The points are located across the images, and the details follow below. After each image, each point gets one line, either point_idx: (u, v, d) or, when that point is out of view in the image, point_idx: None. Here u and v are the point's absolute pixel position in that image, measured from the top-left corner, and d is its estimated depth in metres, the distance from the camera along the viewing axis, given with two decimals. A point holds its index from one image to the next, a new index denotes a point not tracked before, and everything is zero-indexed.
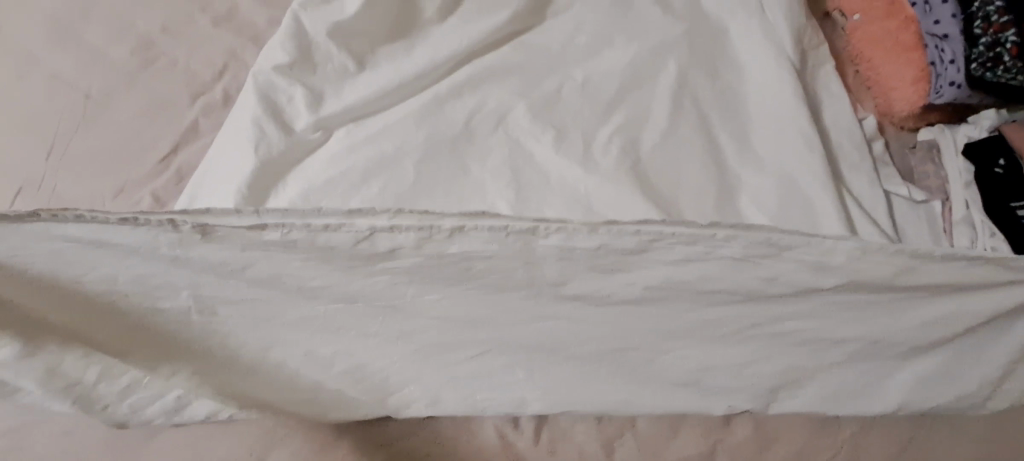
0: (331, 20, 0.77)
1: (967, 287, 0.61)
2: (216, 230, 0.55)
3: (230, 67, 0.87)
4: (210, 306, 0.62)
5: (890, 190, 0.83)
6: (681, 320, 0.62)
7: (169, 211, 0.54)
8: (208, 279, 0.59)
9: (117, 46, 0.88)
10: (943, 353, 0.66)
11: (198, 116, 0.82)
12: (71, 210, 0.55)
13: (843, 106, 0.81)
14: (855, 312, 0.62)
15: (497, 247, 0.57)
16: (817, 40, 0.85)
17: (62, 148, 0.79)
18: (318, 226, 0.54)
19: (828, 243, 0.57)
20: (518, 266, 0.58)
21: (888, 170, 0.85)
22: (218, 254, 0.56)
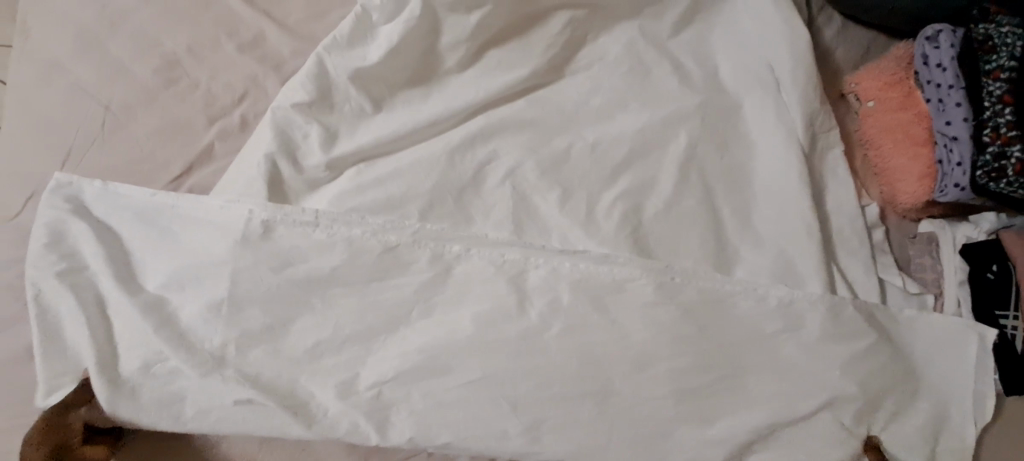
0: (353, 67, 0.74)
1: (908, 345, 0.72)
2: (276, 229, 0.68)
3: (250, 93, 0.81)
4: (234, 304, 0.67)
5: (885, 279, 0.83)
6: (655, 360, 0.67)
7: (245, 203, 0.68)
8: (244, 272, 0.67)
9: (117, 38, 0.82)
10: (917, 416, 0.70)
11: (214, 139, 0.79)
12: (178, 200, 0.70)
13: (848, 194, 0.80)
14: (818, 361, 0.68)
15: (496, 268, 0.69)
16: (829, 124, 0.81)
17: (78, 158, 0.77)
18: (355, 233, 0.68)
19: (768, 289, 0.69)
20: (509, 289, 0.68)
21: (886, 258, 0.84)
22: (268, 250, 0.68)
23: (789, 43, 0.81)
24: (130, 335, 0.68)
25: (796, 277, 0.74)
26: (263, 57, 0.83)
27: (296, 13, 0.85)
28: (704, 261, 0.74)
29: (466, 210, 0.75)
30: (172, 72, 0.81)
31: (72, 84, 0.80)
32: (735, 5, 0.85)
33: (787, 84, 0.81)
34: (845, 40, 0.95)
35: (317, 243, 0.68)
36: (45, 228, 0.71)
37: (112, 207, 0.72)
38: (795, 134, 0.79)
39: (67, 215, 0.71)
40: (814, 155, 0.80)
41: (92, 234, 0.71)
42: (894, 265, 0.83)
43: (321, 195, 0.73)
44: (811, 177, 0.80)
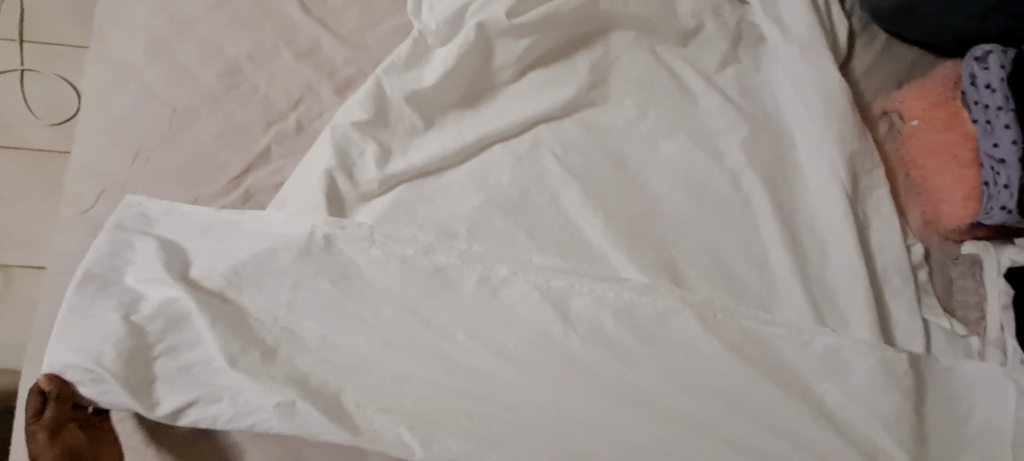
0: (411, 89, 0.80)
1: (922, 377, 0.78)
2: (339, 244, 0.76)
3: (305, 99, 0.86)
4: (297, 312, 0.74)
5: (931, 319, 0.83)
6: (678, 380, 0.75)
7: (313, 219, 0.76)
8: (310, 281, 0.75)
9: (185, 44, 0.87)
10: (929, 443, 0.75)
11: (272, 142, 0.83)
12: (243, 213, 0.77)
13: (891, 233, 0.83)
14: (828, 384, 0.76)
15: (539, 293, 0.78)
16: (870, 164, 0.84)
17: (146, 157, 0.82)
18: (409, 253, 0.77)
19: (787, 324, 0.77)
20: (550, 310, 0.77)
21: (930, 298, 0.84)
22: (333, 263, 0.76)
23: (822, 76, 0.85)
24: (175, 334, 0.73)
25: (817, 296, 0.80)
26: (318, 65, 0.87)
27: (349, 22, 0.90)
28: (728, 294, 0.80)
29: (507, 231, 0.81)
30: (234, 77, 0.86)
31: (142, 87, 0.85)
32: (772, 33, 0.89)
33: (823, 109, 0.84)
34: (889, 57, 0.95)
35: (382, 260, 0.76)
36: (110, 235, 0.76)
37: (173, 216, 0.78)
38: (829, 159, 0.83)
39: (131, 224, 0.77)
40: (854, 182, 0.83)
41: (155, 239, 0.76)
42: (938, 305, 0.84)
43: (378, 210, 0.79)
44: (856, 217, 0.83)
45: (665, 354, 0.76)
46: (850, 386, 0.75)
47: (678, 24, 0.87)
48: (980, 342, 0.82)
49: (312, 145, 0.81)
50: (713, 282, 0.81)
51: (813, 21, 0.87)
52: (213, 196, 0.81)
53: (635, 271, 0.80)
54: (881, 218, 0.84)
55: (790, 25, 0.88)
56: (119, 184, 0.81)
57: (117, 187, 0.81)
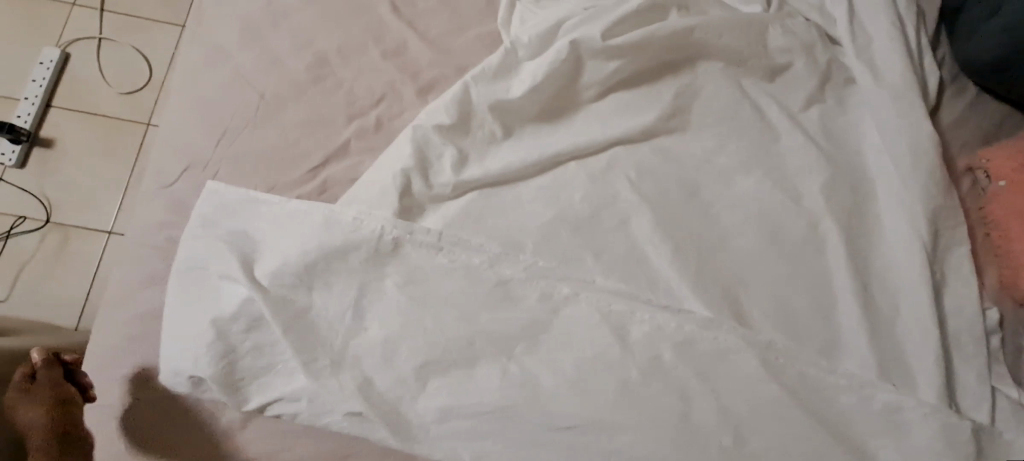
0: (496, 98, 0.82)
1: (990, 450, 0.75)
2: (405, 247, 0.76)
3: (387, 97, 0.87)
4: (363, 310, 0.75)
5: (1001, 389, 0.80)
6: (736, 422, 0.74)
7: (384, 218, 0.76)
8: (374, 283, 0.76)
9: (277, 33, 0.89)
10: None
11: (351, 137, 0.84)
12: (316, 209, 0.77)
13: (968, 296, 0.81)
14: (890, 444, 0.73)
15: (601, 317, 0.77)
16: (950, 222, 0.82)
17: (231, 139, 0.84)
18: (475, 261, 0.77)
19: (854, 377, 0.75)
20: (612, 336, 0.76)
21: (1001, 367, 0.82)
22: (400, 266, 0.76)
23: (911, 128, 0.83)
24: (257, 333, 0.74)
25: (891, 353, 0.77)
26: (403, 66, 0.88)
27: (437, 28, 0.91)
28: (792, 339, 0.78)
29: (573, 251, 0.81)
30: (323, 69, 0.87)
31: (234, 72, 0.87)
32: (862, 80, 0.87)
33: (910, 162, 0.82)
34: (980, 112, 0.92)
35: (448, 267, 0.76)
36: (200, 220, 0.79)
37: (240, 216, 0.79)
38: (912, 213, 0.81)
39: (200, 226, 0.78)
40: (935, 240, 0.81)
41: (225, 239, 0.77)
42: (1010, 376, 0.81)
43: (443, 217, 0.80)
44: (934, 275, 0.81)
45: (725, 392, 0.75)
46: (917, 450, 0.72)
47: (766, 64, 0.87)
48: None
49: (391, 143, 0.83)
50: (778, 324, 0.79)
51: (907, 72, 0.86)
52: (291, 184, 0.82)
53: (701, 305, 0.79)
54: (958, 279, 0.82)
55: (882, 73, 0.87)
56: (202, 163, 0.83)
57: (201, 165, 0.83)
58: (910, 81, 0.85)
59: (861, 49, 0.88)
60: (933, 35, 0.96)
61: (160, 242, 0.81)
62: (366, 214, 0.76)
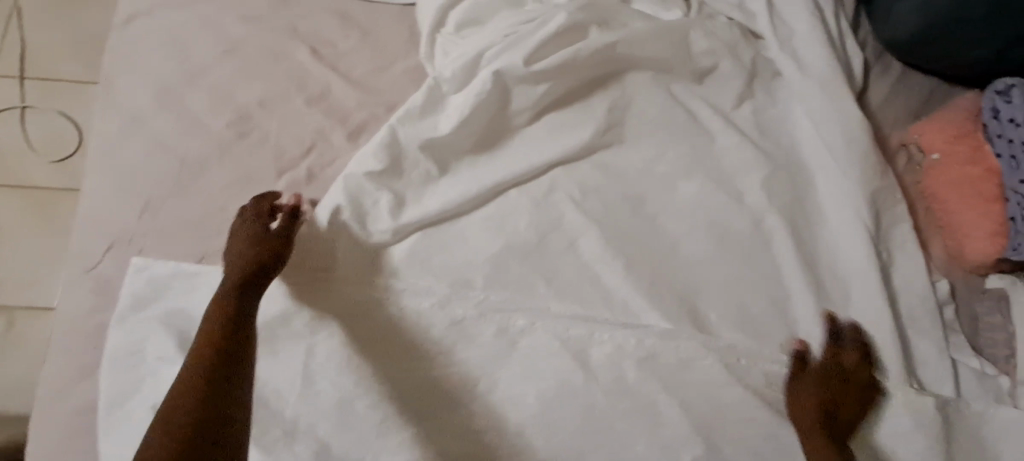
0: (424, 137, 0.80)
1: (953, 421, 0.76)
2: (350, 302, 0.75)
3: (317, 145, 0.84)
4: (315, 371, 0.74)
5: (960, 359, 0.83)
6: (703, 432, 0.74)
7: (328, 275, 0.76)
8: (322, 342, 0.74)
9: (193, 92, 0.85)
10: None
11: (282, 192, 0.82)
12: None
13: (917, 273, 0.82)
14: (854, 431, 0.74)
15: (559, 344, 0.77)
16: (891, 202, 0.83)
17: (154, 211, 0.81)
18: (424, 305, 0.76)
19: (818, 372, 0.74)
20: (573, 362, 0.76)
21: (958, 337, 0.84)
22: (347, 322, 0.75)
23: (841, 116, 0.84)
24: None
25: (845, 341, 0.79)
26: (329, 110, 0.86)
27: (361, 66, 0.88)
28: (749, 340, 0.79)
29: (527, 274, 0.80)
30: (245, 124, 0.84)
31: (153, 139, 0.84)
32: (789, 73, 0.88)
33: (843, 150, 0.83)
34: (906, 88, 0.94)
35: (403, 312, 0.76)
36: (128, 304, 0.76)
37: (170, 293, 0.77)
38: (852, 199, 0.82)
39: (127, 310, 0.76)
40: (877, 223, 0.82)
41: (156, 322, 0.76)
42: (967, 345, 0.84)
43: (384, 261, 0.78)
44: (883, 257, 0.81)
45: (691, 403, 0.75)
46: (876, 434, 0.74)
47: (692, 68, 0.88)
48: (1012, 383, 0.81)
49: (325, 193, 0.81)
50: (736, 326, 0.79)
51: (831, 60, 0.87)
52: (220, 250, 0.80)
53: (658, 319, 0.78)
54: (906, 257, 0.83)
55: (807, 63, 0.88)
56: (125, 239, 0.81)
57: (127, 241, 0.81)
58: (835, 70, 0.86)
59: (783, 42, 0.89)
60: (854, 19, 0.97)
61: (93, 328, 0.78)
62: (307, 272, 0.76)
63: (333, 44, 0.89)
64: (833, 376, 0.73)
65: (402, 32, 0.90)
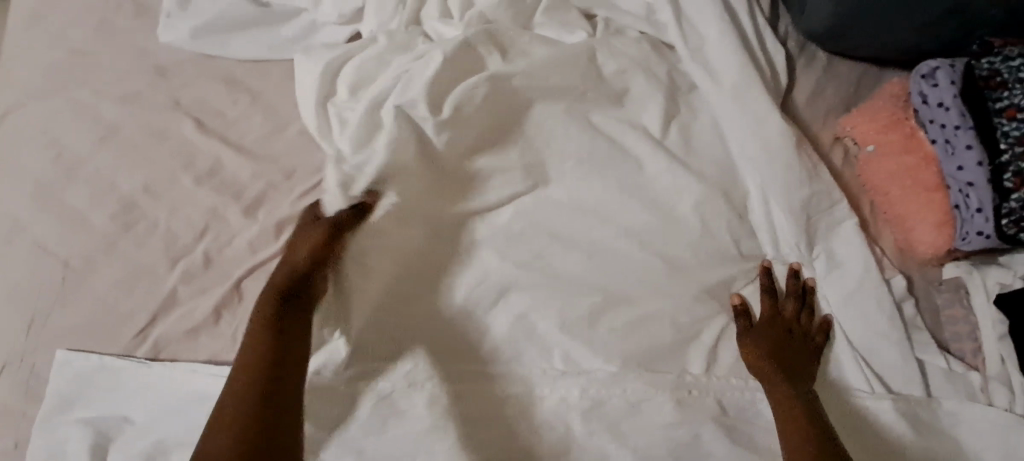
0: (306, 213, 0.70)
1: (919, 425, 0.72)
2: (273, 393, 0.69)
3: (212, 226, 0.78)
4: None
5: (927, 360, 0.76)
6: None
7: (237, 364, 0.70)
8: None
9: (74, 187, 0.79)
10: None
11: (178, 283, 0.76)
12: (182, 363, 0.71)
13: (868, 275, 0.76)
14: None
15: (495, 406, 0.70)
16: (826, 204, 0.79)
17: (41, 323, 0.75)
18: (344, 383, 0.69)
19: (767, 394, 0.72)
20: (513, 424, 0.70)
21: (923, 334, 0.77)
22: None
23: (761, 122, 0.80)
24: None
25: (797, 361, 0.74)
26: (221, 186, 0.80)
27: (251, 133, 0.82)
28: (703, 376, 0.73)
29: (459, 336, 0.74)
30: (133, 215, 0.78)
31: (31, 244, 0.77)
32: (705, 82, 0.83)
33: (767, 158, 0.79)
34: (833, 79, 0.89)
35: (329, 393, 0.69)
36: (51, 405, 0.71)
37: (97, 396, 0.72)
38: (779, 207, 0.79)
39: (51, 412, 0.71)
40: (810, 228, 0.79)
41: (78, 425, 0.70)
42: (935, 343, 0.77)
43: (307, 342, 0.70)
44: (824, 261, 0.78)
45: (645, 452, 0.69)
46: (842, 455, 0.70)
47: (604, 88, 0.82)
48: (983, 378, 0.75)
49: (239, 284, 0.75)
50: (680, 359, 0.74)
51: (745, 64, 0.82)
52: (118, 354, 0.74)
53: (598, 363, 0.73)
54: (853, 259, 0.77)
55: (722, 68, 0.83)
56: (14, 358, 0.74)
57: (18, 360, 0.74)
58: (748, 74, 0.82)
59: (695, 46, 0.84)
60: (771, 10, 0.91)
61: None
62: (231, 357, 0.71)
63: (216, 112, 0.82)
64: (775, 327, 0.73)
65: (292, 89, 0.84)
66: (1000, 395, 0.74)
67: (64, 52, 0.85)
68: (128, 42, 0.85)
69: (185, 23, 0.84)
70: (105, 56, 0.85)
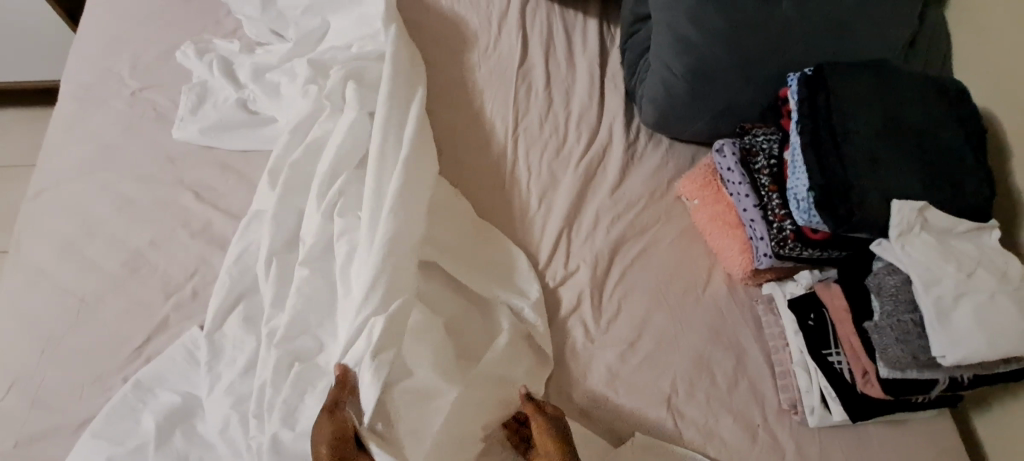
0: (245, 250, 1.00)
1: (762, 395, 0.99)
2: (235, 370, 0.89)
3: (201, 267, 1.02)
4: (207, 440, 0.85)
5: (746, 348, 1.03)
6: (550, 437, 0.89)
7: (225, 332, 0.93)
8: (258, 399, 0.85)
9: (94, 243, 1.03)
10: (765, 446, 0.96)
11: (170, 311, 0.98)
12: (232, 333, 0.93)
13: (697, 284, 1.08)
14: (703, 394, 0.99)
15: (424, 378, 0.89)
16: (667, 236, 1.13)
17: (54, 345, 0.94)
18: (247, 384, 0.88)
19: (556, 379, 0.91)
20: (435, 404, 0.88)
21: (741, 334, 1.04)
22: (242, 381, 0.88)
23: (603, 194, 1.16)
24: (193, 449, 0.84)
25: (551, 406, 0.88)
26: (211, 239, 1.05)
27: (238, 202, 1.09)
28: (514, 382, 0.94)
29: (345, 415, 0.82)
30: (138, 262, 1.02)
31: (53, 285, 0.99)
32: (576, 163, 1.19)
33: (607, 215, 1.14)
34: (673, 155, 1.22)
35: (230, 381, 0.88)
36: (147, 372, 0.89)
37: (185, 364, 0.91)
38: (607, 244, 1.10)
39: (144, 376, 0.89)
40: (600, 295, 1.06)
41: (169, 387, 0.89)
42: (776, 335, 1.02)
43: (248, 362, 0.89)
44: (679, 271, 1.09)
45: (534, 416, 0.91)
46: (732, 395, 0.99)
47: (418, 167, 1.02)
48: (790, 366, 1.00)
49: (220, 281, 0.98)
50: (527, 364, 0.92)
51: (615, 162, 1.20)
52: (115, 368, 0.93)
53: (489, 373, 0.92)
54: (687, 280, 1.08)
55: (589, 159, 1.20)
56: (27, 375, 0.92)
57: (27, 377, 0.92)
58: (607, 163, 1.20)
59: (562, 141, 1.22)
60: (626, 111, 1.26)
61: None
62: (233, 320, 0.94)
63: (213, 188, 1.10)
64: (715, 268, 1.10)
65: None
66: (801, 379, 0.97)
67: (96, 147, 1.13)
68: (149, 139, 1.15)
69: (196, 126, 1.14)
70: (129, 149, 1.13)
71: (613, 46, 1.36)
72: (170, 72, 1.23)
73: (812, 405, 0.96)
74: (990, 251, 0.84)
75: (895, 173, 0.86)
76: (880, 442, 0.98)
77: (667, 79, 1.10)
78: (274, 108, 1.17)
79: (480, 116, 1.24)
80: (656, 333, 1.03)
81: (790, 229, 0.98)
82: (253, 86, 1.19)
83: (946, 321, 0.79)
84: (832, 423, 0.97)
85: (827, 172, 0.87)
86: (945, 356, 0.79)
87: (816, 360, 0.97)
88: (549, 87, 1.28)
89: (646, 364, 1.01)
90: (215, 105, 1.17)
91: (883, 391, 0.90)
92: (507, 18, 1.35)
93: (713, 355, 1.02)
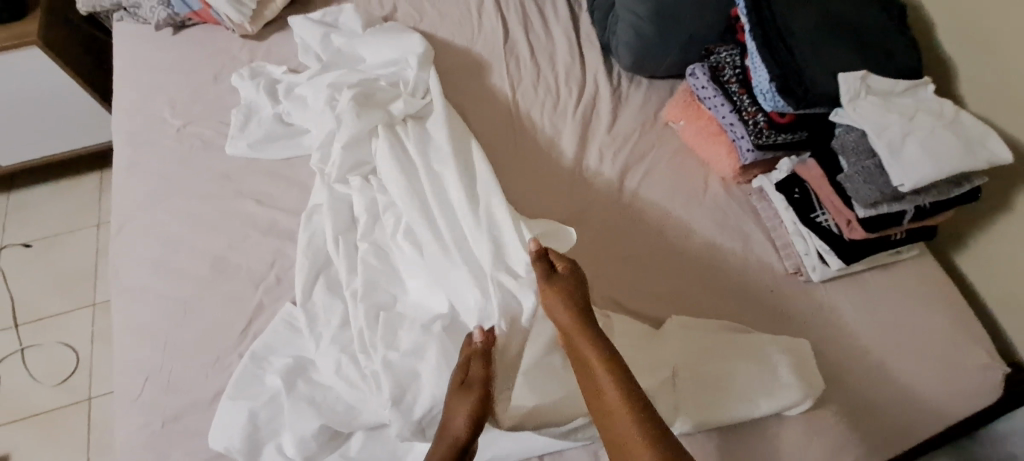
0: (313, 234, 1.16)
1: (771, 264, 1.17)
2: (332, 327, 1.05)
3: (279, 257, 1.18)
4: (324, 382, 1.01)
5: (749, 231, 1.21)
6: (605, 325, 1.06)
7: (314, 299, 1.09)
8: (360, 341, 1.01)
9: (181, 256, 1.19)
10: (782, 303, 1.14)
11: (262, 296, 1.14)
12: (321, 298, 1.09)
13: (698, 189, 1.26)
14: (721, 274, 1.16)
15: None
16: (663, 155, 1.31)
17: (172, 342, 1.09)
18: (346, 335, 1.04)
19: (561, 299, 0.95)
20: None
21: (742, 221, 1.22)
22: (341, 333, 1.04)
23: (602, 132, 1.34)
24: (315, 391, 0.99)
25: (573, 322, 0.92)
26: (281, 233, 1.21)
27: (295, 200, 1.26)
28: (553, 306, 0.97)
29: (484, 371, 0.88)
30: (222, 264, 1.18)
31: (156, 296, 1.15)
32: (572, 112, 1.37)
33: (609, 149, 1.32)
34: (653, 90, 1.41)
35: (331, 334, 1.04)
36: (261, 345, 1.06)
37: (291, 332, 1.07)
38: (615, 172, 1.28)
39: (260, 347, 1.05)
40: (618, 212, 1.24)
41: (283, 352, 1.06)
42: (771, 216, 1.21)
43: (342, 317, 1.06)
44: (680, 181, 1.27)
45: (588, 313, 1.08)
46: (745, 271, 1.17)
47: (440, 139, 1.21)
48: (787, 237, 1.18)
49: (299, 261, 1.14)
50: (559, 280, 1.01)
51: (606, 105, 1.38)
52: (229, 350, 1.08)
53: None
54: (689, 187, 1.26)
55: (583, 106, 1.38)
56: (155, 370, 1.07)
57: (155, 371, 1.07)
58: (600, 107, 1.38)
59: (557, 97, 1.40)
60: (605, 62, 1.45)
61: (146, 436, 1.01)
62: (318, 290, 1.10)
63: (270, 193, 1.27)
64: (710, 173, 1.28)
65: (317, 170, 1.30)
66: (799, 244, 1.16)
67: (160, 179, 1.29)
68: (203, 165, 1.31)
69: (244, 141, 1.31)
70: (189, 175, 1.30)
71: (581, 11, 1.55)
72: (206, 107, 1.40)
73: (812, 263, 1.14)
74: (927, 100, 1.03)
75: (835, 53, 1.05)
76: (875, 282, 1.17)
77: (635, 24, 1.29)
78: (306, 116, 1.34)
79: (481, 91, 1.42)
80: (671, 233, 1.21)
81: (762, 121, 1.17)
82: (286, 100, 1.36)
83: (899, 156, 0.97)
84: (833, 273, 1.15)
85: (781, 63, 1.05)
86: (904, 184, 0.97)
87: (807, 224, 1.15)
88: (535, 55, 1.46)
89: (669, 260, 1.18)
90: (257, 120, 1.34)
91: (865, 232, 1.08)
92: (485, 6, 1.54)
93: (722, 241, 1.19)
